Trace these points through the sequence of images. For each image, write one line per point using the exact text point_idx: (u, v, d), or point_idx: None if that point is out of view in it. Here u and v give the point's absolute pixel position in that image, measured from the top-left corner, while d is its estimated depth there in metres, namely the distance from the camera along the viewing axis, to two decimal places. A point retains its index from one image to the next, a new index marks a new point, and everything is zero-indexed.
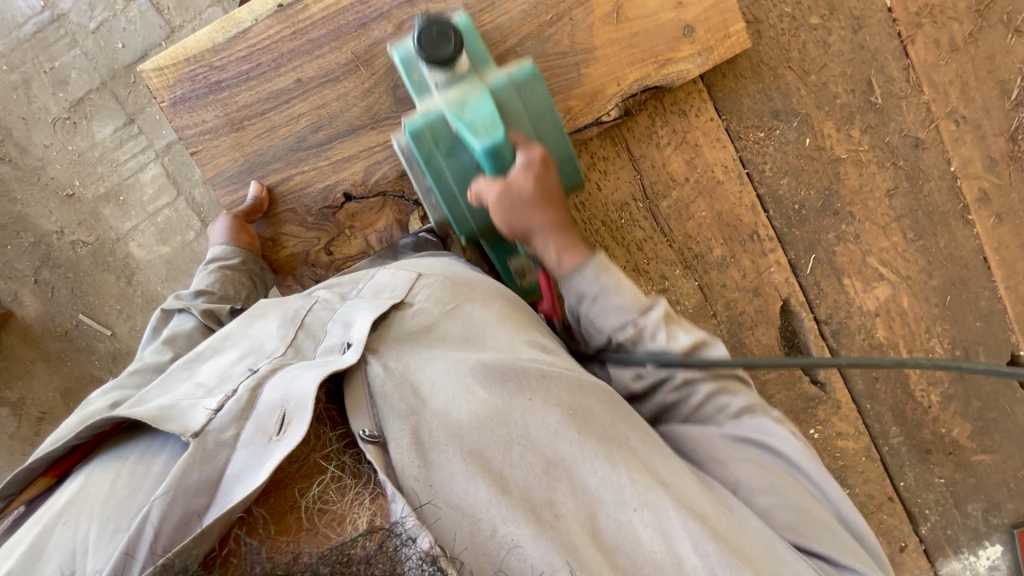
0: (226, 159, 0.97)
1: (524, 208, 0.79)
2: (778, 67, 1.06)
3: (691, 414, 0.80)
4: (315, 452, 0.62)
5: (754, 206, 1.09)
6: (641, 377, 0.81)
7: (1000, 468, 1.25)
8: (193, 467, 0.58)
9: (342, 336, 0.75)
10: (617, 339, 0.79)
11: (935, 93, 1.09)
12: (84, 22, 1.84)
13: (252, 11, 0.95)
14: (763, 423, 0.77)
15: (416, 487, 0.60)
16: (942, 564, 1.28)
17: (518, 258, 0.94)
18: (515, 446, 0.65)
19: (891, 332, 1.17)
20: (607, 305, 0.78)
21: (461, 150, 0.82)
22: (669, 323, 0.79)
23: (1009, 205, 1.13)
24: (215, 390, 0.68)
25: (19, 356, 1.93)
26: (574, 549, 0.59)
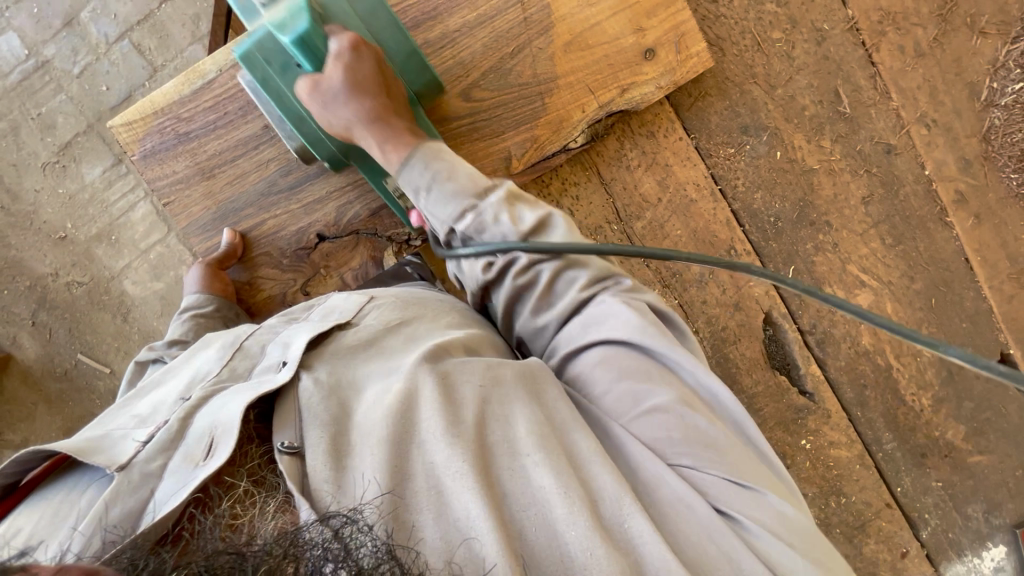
0: (199, 208, 0.99)
1: (341, 102, 0.80)
2: (744, 83, 1.06)
3: (541, 298, 0.77)
4: (236, 465, 0.61)
5: (729, 222, 1.08)
6: (491, 265, 0.77)
7: (998, 468, 1.24)
8: (115, 501, 0.56)
9: (281, 355, 0.74)
10: (460, 227, 0.77)
11: (904, 98, 1.09)
12: (68, 68, 1.88)
13: (215, 62, 0.98)
14: (610, 300, 0.73)
15: (325, 490, 0.56)
16: (946, 568, 1.26)
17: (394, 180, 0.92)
18: (418, 419, 0.62)
19: (877, 339, 1.17)
20: (441, 191, 0.77)
21: (293, 63, 0.82)
22: (510, 203, 0.77)
23: (987, 205, 1.13)
24: (148, 421, 0.68)
25: (21, 399, 1.94)
26: (467, 509, 0.56)
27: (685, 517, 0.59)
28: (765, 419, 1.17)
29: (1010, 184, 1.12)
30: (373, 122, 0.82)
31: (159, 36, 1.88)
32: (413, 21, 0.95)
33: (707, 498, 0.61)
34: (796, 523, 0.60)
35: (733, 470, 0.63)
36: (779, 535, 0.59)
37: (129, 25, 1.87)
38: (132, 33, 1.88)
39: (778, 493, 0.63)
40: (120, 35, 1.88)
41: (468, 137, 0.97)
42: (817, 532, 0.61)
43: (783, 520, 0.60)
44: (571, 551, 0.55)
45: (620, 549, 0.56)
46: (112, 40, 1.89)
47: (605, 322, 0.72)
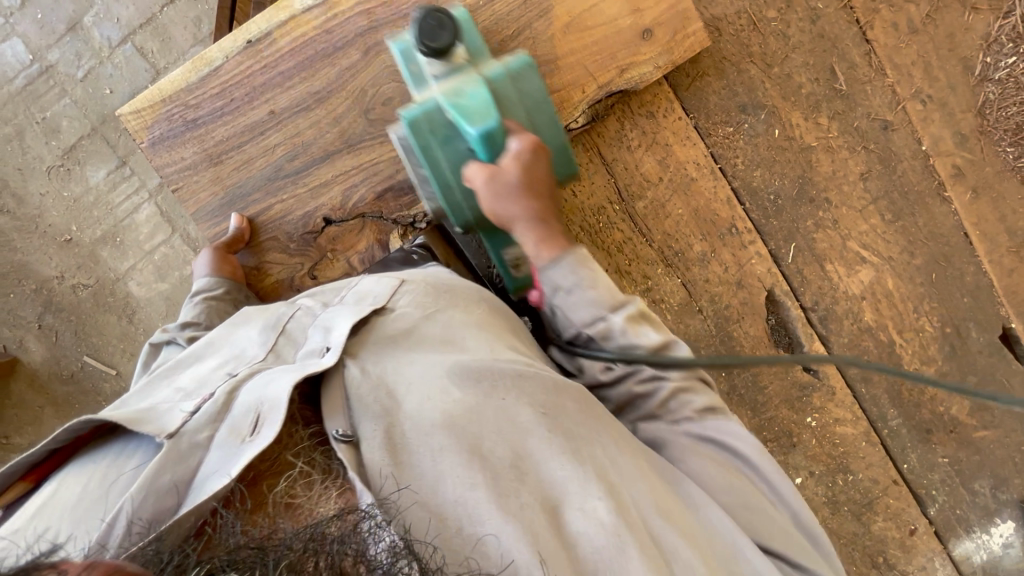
0: (208, 194, 1.01)
1: (511, 194, 0.81)
2: (740, 62, 1.08)
3: (655, 410, 0.82)
4: (289, 446, 0.63)
5: (729, 200, 1.10)
6: (610, 368, 0.83)
7: (1002, 443, 1.24)
8: (165, 469, 0.59)
9: (322, 340, 0.76)
10: (588, 332, 0.81)
11: (899, 75, 1.11)
12: (72, 72, 1.91)
13: (222, 49, 0.98)
14: (729, 424, 0.79)
15: (386, 484, 0.62)
16: (955, 545, 1.26)
17: (515, 249, 0.92)
18: (485, 441, 0.66)
19: (879, 315, 1.17)
20: (581, 299, 0.79)
21: (457, 138, 0.83)
22: (637, 321, 0.80)
23: (984, 179, 1.14)
24: (194, 393, 0.70)
25: (28, 402, 1.95)
26: (530, 536, 0.60)
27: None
28: (769, 396, 1.17)
29: (1007, 158, 1.13)
30: (533, 220, 0.82)
31: (161, 39, 1.91)
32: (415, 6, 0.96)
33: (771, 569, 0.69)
34: None
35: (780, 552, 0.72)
36: None
37: (131, 29, 1.90)
38: (134, 37, 1.90)
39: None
40: (123, 39, 1.90)
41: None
42: None
43: None
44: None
45: None
46: (115, 43, 1.92)
47: (712, 432, 0.78)
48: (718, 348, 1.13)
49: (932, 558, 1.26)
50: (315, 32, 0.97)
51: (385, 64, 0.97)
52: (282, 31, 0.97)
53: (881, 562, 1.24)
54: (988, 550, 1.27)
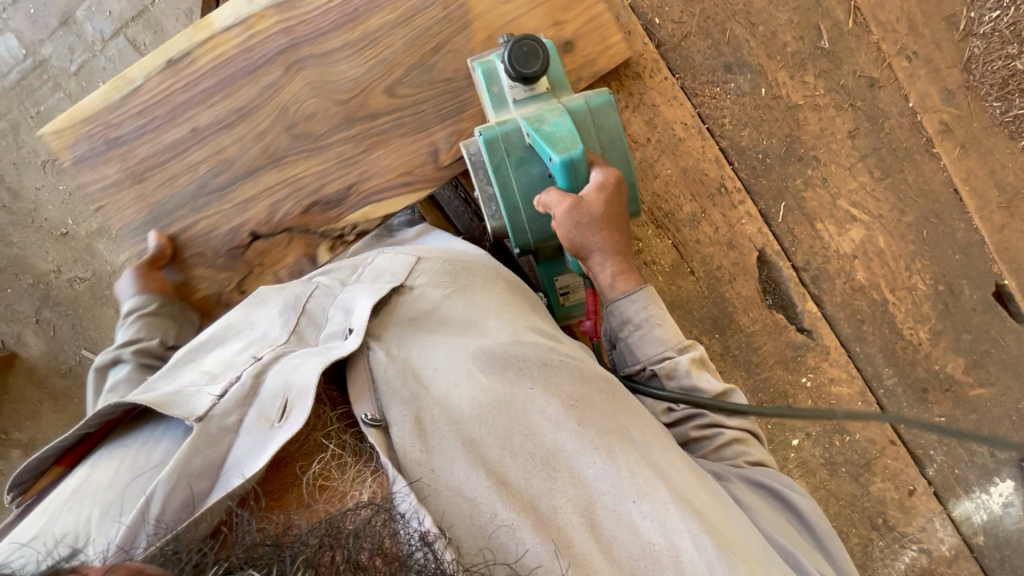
0: (131, 211, 0.99)
1: (592, 224, 0.81)
2: (725, 21, 1.09)
3: (707, 455, 0.79)
4: (321, 425, 0.66)
5: (718, 159, 1.10)
6: (671, 410, 0.82)
7: (1000, 401, 1.22)
8: (195, 453, 0.59)
9: (344, 321, 0.76)
10: (653, 368, 0.82)
11: (883, 32, 1.11)
12: (65, 66, 1.93)
13: (141, 69, 0.99)
14: (785, 478, 0.76)
15: (415, 467, 0.63)
16: (954, 506, 1.26)
17: (566, 276, 0.98)
18: (516, 435, 0.66)
19: (872, 274, 1.17)
20: (651, 335, 0.82)
21: (531, 161, 0.86)
22: (699, 366, 0.82)
23: (972, 134, 1.14)
24: (218, 377, 0.69)
25: (27, 397, 1.95)
26: (559, 533, 0.61)
27: None
28: (764, 357, 1.17)
29: (993, 112, 1.14)
30: (609, 251, 0.84)
31: (154, 32, 1.91)
32: (335, 24, 0.98)
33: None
34: None
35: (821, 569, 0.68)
36: None
37: (123, 21, 1.92)
38: (127, 30, 1.92)
39: None
40: (115, 32, 1.92)
41: (397, 135, 1.00)
42: None
43: None
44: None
45: None
46: (107, 37, 1.93)
47: (768, 479, 0.75)
48: (710, 309, 1.14)
49: (932, 519, 1.25)
50: (235, 50, 0.99)
51: (306, 80, 0.98)
52: (201, 51, 0.99)
53: (881, 524, 1.24)
54: (988, 510, 1.26)
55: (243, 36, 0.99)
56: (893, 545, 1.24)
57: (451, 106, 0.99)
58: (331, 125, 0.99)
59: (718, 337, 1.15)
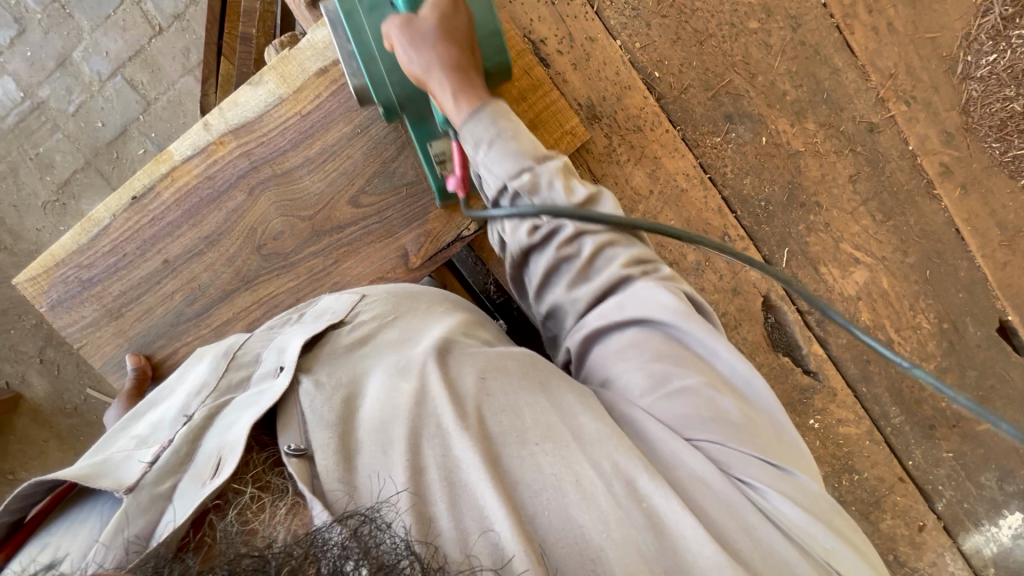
0: (111, 347, 0.99)
1: (427, 38, 0.77)
2: (724, 72, 1.09)
3: (580, 271, 0.77)
4: (240, 473, 0.61)
5: (721, 209, 1.10)
6: (536, 228, 0.79)
7: (1006, 435, 1.24)
8: (126, 521, 0.57)
9: (277, 360, 0.75)
10: (515, 185, 0.77)
11: (882, 78, 1.12)
12: (64, 107, 1.97)
13: (108, 208, 0.98)
14: (646, 285, 0.74)
15: (338, 491, 0.58)
16: (964, 539, 1.26)
17: (439, 142, 0.90)
18: (429, 416, 0.65)
19: (877, 314, 1.17)
20: (501, 148, 0.77)
21: (383, 6, 0.83)
22: (565, 174, 0.79)
23: (972, 174, 1.15)
24: (148, 440, 0.68)
25: (32, 438, 1.92)
26: (482, 500, 0.58)
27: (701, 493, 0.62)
28: None
29: (993, 153, 1.15)
30: (453, 71, 0.78)
31: (150, 70, 1.96)
32: (293, 142, 0.97)
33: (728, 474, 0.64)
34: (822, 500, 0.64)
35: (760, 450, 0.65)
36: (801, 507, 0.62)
37: (120, 61, 1.96)
38: (124, 69, 1.96)
39: (804, 471, 0.67)
40: (112, 72, 1.96)
41: (366, 244, 1.00)
42: (841, 506, 0.64)
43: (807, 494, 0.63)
44: (587, 535, 0.57)
45: (636, 528, 0.58)
46: (105, 76, 1.97)
47: (638, 309, 0.73)
48: None
49: (943, 553, 1.25)
50: (197, 180, 0.97)
51: (270, 202, 0.98)
52: (164, 183, 0.97)
53: (892, 560, 1.24)
54: (998, 542, 1.27)
55: (202, 165, 0.97)
56: None
57: None
58: (299, 242, 0.99)
59: None
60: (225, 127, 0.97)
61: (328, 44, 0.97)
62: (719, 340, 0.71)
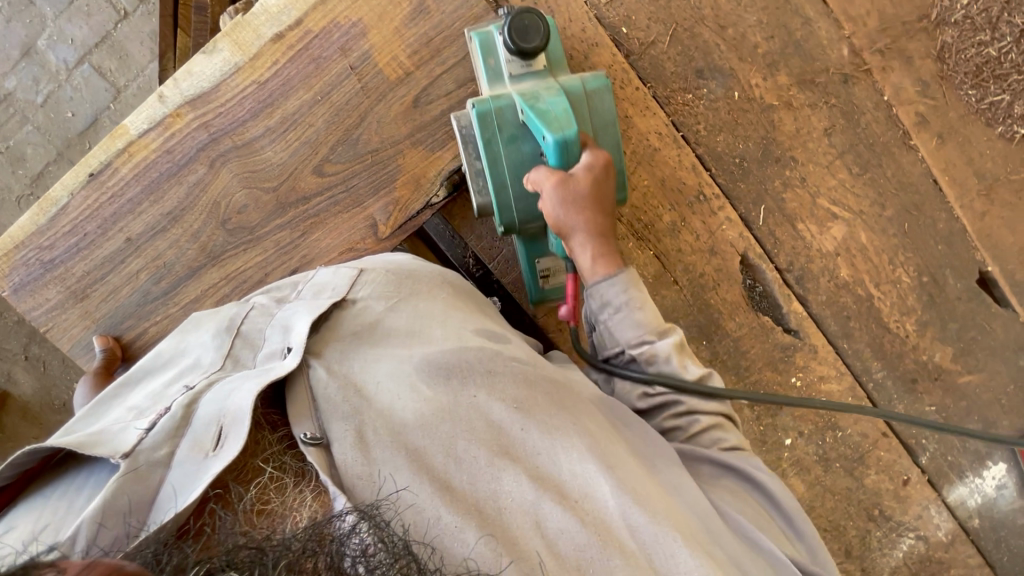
0: (78, 329, 0.97)
1: (576, 202, 0.77)
2: (694, 26, 1.07)
3: (681, 442, 0.77)
4: (254, 452, 0.60)
5: (695, 166, 1.08)
6: (647, 394, 0.78)
7: (988, 385, 1.22)
8: (124, 490, 0.55)
9: (282, 341, 0.72)
10: (633, 353, 0.77)
11: (854, 26, 1.11)
12: (31, 98, 1.92)
13: (65, 187, 0.95)
14: (745, 457, 0.74)
15: (359, 484, 0.59)
16: (949, 492, 1.26)
17: (547, 259, 0.95)
18: (458, 441, 0.63)
19: (856, 270, 1.16)
20: (629, 319, 0.77)
21: (522, 138, 0.83)
22: (681, 352, 0.77)
23: (948, 124, 1.14)
24: (148, 411, 0.65)
25: (21, 435, 1.89)
26: (510, 539, 0.58)
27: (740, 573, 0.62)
28: (752, 360, 1.15)
29: (969, 100, 1.14)
30: (595, 231, 0.79)
31: (118, 57, 1.91)
32: (253, 111, 0.95)
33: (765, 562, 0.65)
34: None
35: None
36: None
37: (87, 49, 1.91)
38: (90, 56, 1.91)
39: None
40: (79, 60, 1.91)
41: (334, 215, 0.98)
42: None
43: None
44: None
45: None
46: (72, 65, 1.92)
47: (728, 456, 0.74)
48: (697, 318, 1.13)
49: (927, 506, 1.25)
50: (155, 154, 0.95)
51: (232, 174, 0.96)
52: (122, 159, 0.95)
53: (878, 514, 1.24)
54: (982, 494, 1.27)
55: (160, 139, 0.95)
56: (890, 534, 1.24)
57: (412, 126, 0.97)
58: (265, 215, 0.97)
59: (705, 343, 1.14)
60: (181, 98, 0.94)
61: (283, 8, 0.94)
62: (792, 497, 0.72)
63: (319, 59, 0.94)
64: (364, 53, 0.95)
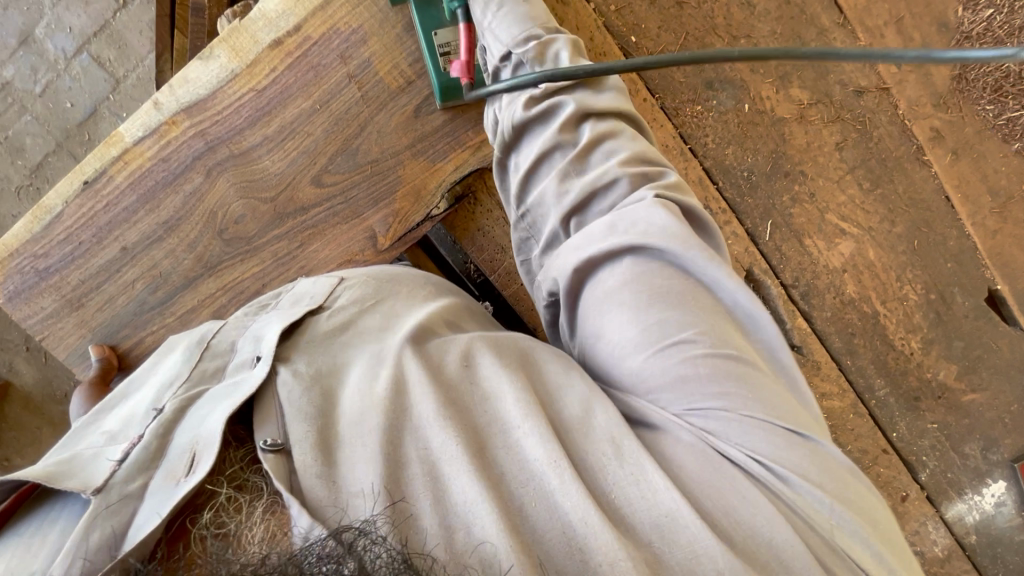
0: (74, 338, 0.97)
1: None
2: (705, 36, 1.04)
3: (574, 161, 0.71)
4: (216, 472, 0.56)
5: (702, 180, 1.05)
6: (533, 104, 0.74)
7: (992, 405, 1.21)
8: (95, 524, 0.52)
9: (253, 350, 0.69)
10: (518, 50, 0.75)
11: (871, 37, 1.08)
12: (30, 87, 1.90)
13: (60, 194, 0.94)
14: (646, 203, 0.65)
15: (320, 493, 0.53)
16: (947, 508, 1.26)
17: (445, 31, 0.87)
18: (412, 405, 0.60)
19: (862, 286, 1.14)
20: (510, 15, 0.76)
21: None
22: (573, 51, 0.75)
23: (963, 139, 1.12)
24: (119, 437, 0.63)
25: (24, 426, 1.91)
26: (466, 494, 0.54)
27: (697, 465, 0.57)
28: None
29: (986, 116, 1.11)
30: None
31: (117, 46, 1.88)
32: (250, 120, 0.92)
33: (726, 444, 0.58)
34: (839, 464, 0.58)
35: (747, 445, 0.57)
36: (816, 477, 0.56)
37: (86, 38, 1.87)
38: (89, 46, 1.87)
39: (815, 430, 0.61)
40: (78, 49, 1.88)
41: (332, 226, 0.97)
42: (855, 470, 0.59)
43: (824, 461, 0.58)
44: (572, 523, 0.54)
45: (625, 523, 0.55)
46: (70, 54, 1.89)
47: (632, 229, 0.64)
48: None
49: (926, 523, 1.24)
50: (151, 162, 0.93)
51: (229, 183, 0.94)
52: (116, 167, 0.93)
53: None
54: (980, 510, 1.26)
55: (155, 147, 0.93)
56: None
57: (412, 135, 0.95)
58: (262, 225, 0.96)
59: None
60: (177, 105, 0.92)
61: (281, 13, 0.91)
62: (722, 268, 0.63)
63: (318, 67, 0.92)
64: (364, 61, 0.92)
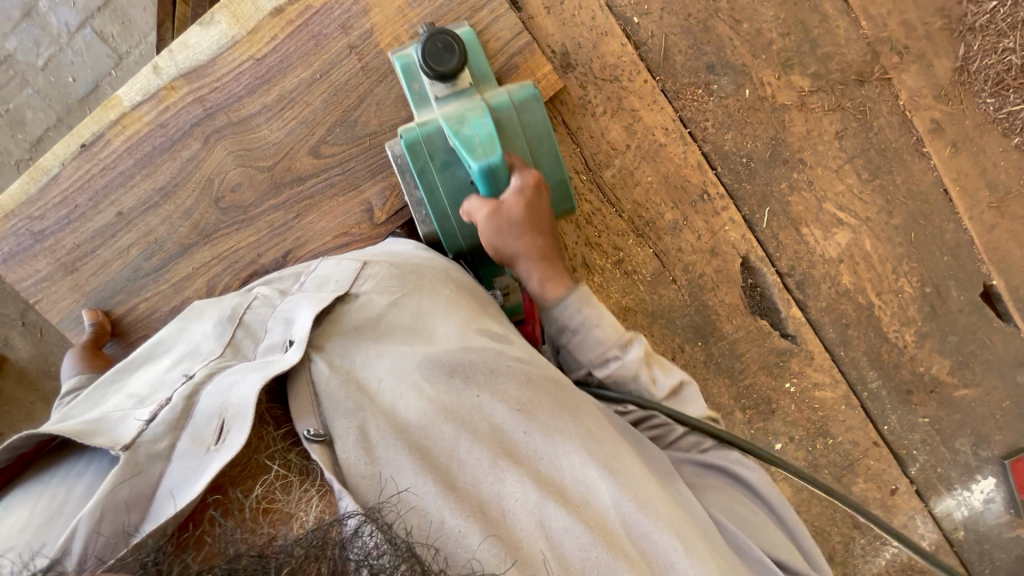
0: (68, 302, 0.96)
1: (512, 232, 0.79)
2: (707, 19, 1.04)
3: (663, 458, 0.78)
4: (257, 449, 0.58)
5: (700, 164, 1.06)
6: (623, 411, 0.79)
7: (983, 401, 1.21)
8: (122, 483, 0.53)
9: (284, 333, 0.70)
10: (600, 374, 0.78)
11: (874, 26, 1.08)
12: (32, 61, 1.89)
13: (57, 156, 0.94)
14: (732, 458, 0.76)
15: (364, 484, 0.57)
16: (936, 502, 1.25)
17: (503, 278, 0.96)
18: (461, 442, 0.61)
19: (858, 277, 1.14)
20: (589, 339, 0.78)
21: (456, 164, 0.83)
22: (648, 363, 0.78)
23: (963, 132, 1.11)
24: (147, 400, 0.63)
25: (18, 400, 1.91)
26: (511, 542, 0.57)
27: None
28: (747, 364, 1.15)
29: (987, 109, 1.11)
30: (537, 259, 0.81)
31: (121, 22, 1.87)
32: (249, 87, 0.92)
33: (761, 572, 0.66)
34: None
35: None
36: None
37: (89, 12, 1.87)
38: (93, 21, 1.87)
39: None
40: (81, 24, 1.87)
41: (329, 198, 0.96)
42: None
43: None
44: None
45: None
46: (73, 29, 1.89)
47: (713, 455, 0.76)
48: (693, 318, 1.12)
49: (913, 516, 1.25)
50: (149, 127, 0.93)
51: (227, 151, 0.94)
52: (114, 131, 0.93)
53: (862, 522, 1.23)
54: (969, 507, 1.26)
55: (153, 112, 0.93)
56: (874, 542, 1.24)
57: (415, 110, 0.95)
58: (259, 194, 0.95)
59: (700, 345, 1.13)
60: (176, 70, 0.92)
61: None
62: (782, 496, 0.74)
63: (319, 36, 0.92)
64: (365, 32, 0.92)
